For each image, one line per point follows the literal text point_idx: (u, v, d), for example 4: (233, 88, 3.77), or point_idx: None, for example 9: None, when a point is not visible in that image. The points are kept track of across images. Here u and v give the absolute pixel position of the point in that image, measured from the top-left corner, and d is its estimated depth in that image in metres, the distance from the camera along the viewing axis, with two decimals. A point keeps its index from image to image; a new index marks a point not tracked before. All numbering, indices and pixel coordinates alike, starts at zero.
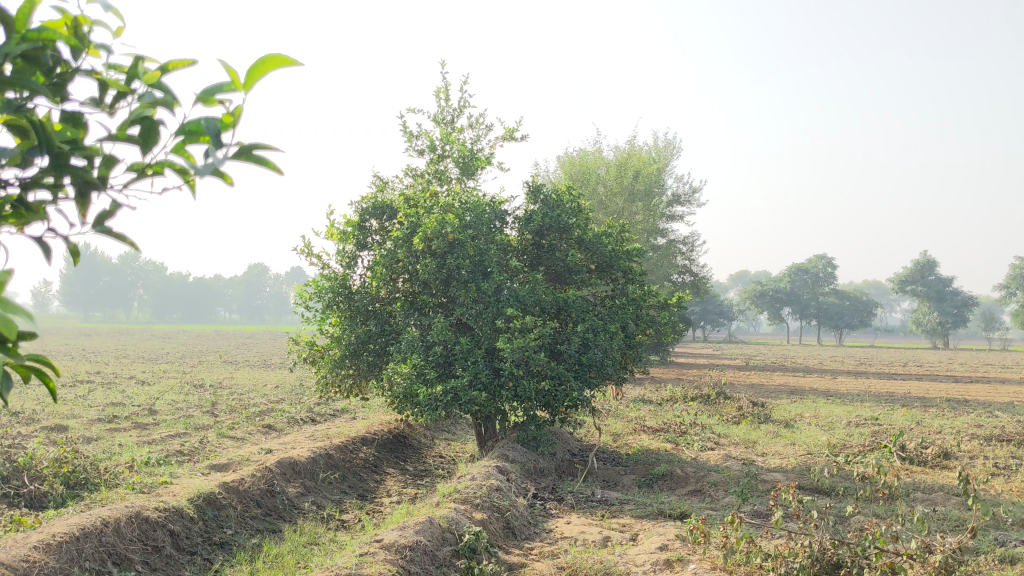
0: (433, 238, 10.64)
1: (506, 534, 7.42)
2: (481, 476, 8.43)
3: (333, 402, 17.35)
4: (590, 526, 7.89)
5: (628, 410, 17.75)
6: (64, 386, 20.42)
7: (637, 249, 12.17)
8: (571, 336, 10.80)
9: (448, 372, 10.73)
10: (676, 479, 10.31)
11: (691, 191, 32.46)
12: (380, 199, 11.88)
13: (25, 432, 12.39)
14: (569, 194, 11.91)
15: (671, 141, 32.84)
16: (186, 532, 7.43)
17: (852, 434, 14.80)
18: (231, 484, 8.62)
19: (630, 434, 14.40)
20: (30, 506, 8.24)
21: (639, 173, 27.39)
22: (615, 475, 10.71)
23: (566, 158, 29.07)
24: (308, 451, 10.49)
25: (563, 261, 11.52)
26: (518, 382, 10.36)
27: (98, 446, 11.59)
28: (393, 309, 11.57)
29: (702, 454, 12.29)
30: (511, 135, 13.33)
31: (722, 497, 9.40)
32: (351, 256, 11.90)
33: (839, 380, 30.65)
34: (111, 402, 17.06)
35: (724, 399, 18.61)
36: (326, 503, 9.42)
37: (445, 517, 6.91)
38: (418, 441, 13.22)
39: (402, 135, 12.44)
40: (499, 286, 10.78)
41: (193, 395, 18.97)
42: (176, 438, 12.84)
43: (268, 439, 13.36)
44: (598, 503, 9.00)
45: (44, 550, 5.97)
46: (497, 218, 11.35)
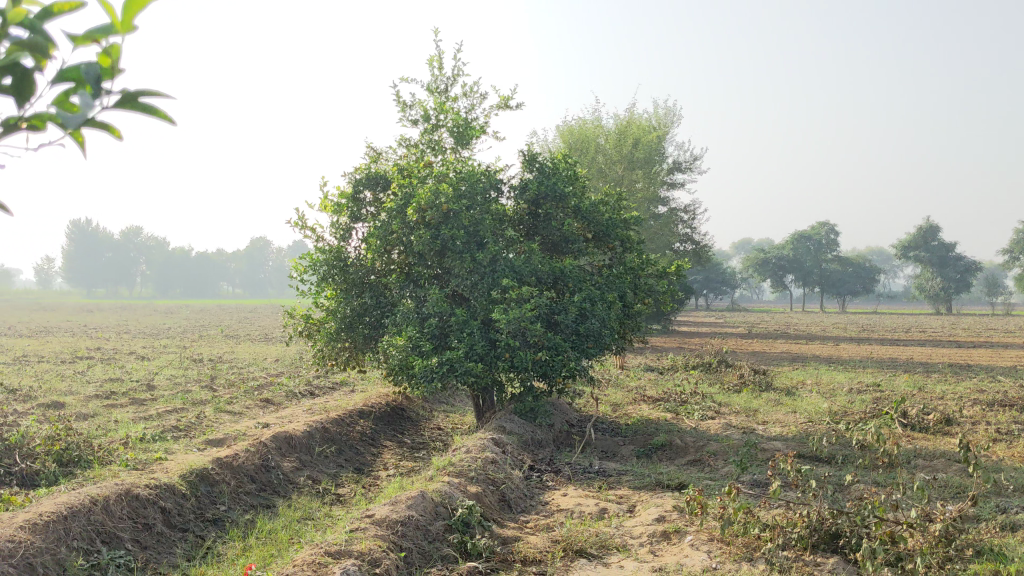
0: (427, 209, 10.54)
1: (502, 507, 7.34)
2: (477, 449, 8.33)
3: (333, 375, 17.28)
4: (587, 498, 7.80)
5: (629, 379, 17.70)
6: (64, 362, 20.41)
7: (635, 218, 12.02)
8: (568, 306, 10.66)
9: (444, 345, 10.64)
10: (675, 450, 10.22)
11: (692, 158, 32.25)
12: (373, 170, 11.69)
13: (21, 409, 12.32)
14: (565, 162, 11.73)
15: (671, 108, 32.58)
16: (178, 509, 7.35)
17: (853, 401, 14.72)
18: (225, 459, 8.54)
19: (630, 403, 14.33)
20: (22, 484, 8.17)
21: (639, 140, 27.20)
22: (614, 445, 10.62)
23: (565, 127, 28.84)
24: (303, 425, 10.40)
25: (559, 230, 11.31)
26: (514, 353, 10.19)
27: (94, 422, 11.52)
28: (389, 281, 11.43)
29: (702, 423, 12.21)
30: (506, 103, 13.13)
31: (721, 467, 9.32)
32: (345, 228, 11.74)
33: (840, 346, 30.61)
34: (110, 378, 17.02)
35: (725, 367, 18.54)
36: (321, 477, 9.34)
37: (439, 491, 6.81)
38: (416, 413, 13.14)
39: (395, 104, 12.21)
40: (494, 257, 10.63)
41: (192, 369, 18.92)
42: (174, 413, 12.77)
43: (266, 413, 13.29)
44: (595, 474, 8.91)
45: (29, 530, 5.89)
46: (492, 188, 11.18)
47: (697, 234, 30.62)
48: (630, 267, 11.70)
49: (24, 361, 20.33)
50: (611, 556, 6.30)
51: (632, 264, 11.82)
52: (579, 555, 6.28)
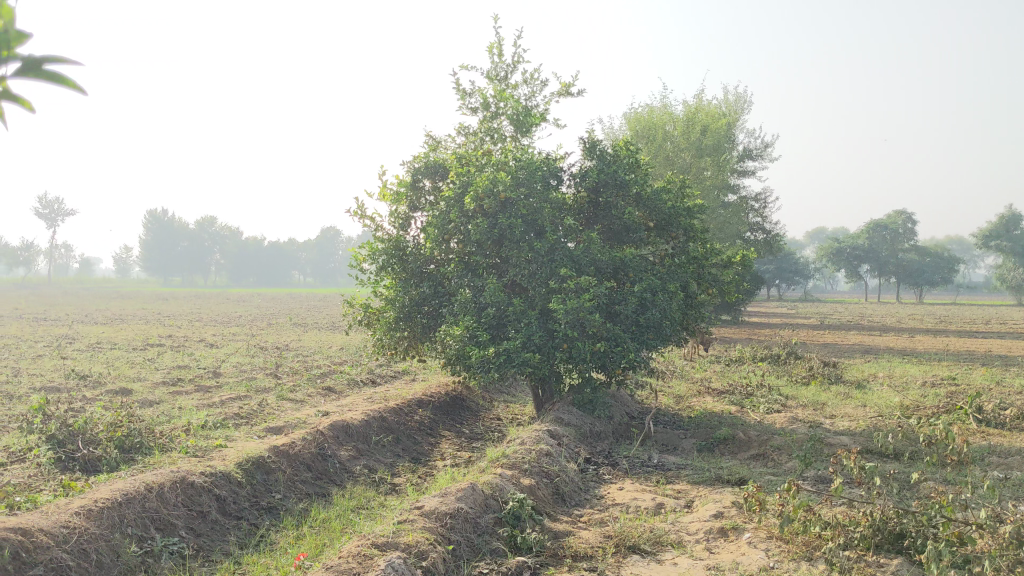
0: (484, 198, 10.47)
1: (555, 500, 7.22)
2: (532, 440, 8.21)
3: (395, 364, 17.35)
4: (643, 493, 7.63)
5: (694, 370, 17.42)
6: (136, 349, 20.87)
7: (698, 206, 11.76)
8: (628, 296, 10.47)
9: (501, 335, 10.56)
10: (738, 443, 9.97)
11: (762, 145, 31.65)
12: (432, 158, 11.63)
13: (90, 395, 12.59)
14: (627, 149, 11.52)
15: (740, 95, 32.00)
16: (233, 497, 7.38)
17: (927, 395, 14.24)
18: (282, 448, 8.58)
19: (694, 395, 14.08)
20: (85, 470, 8.31)
21: (707, 127, 26.77)
22: (675, 438, 10.42)
23: (633, 115, 28.54)
24: (361, 414, 10.41)
25: (620, 219, 11.12)
26: (572, 343, 10.05)
27: (158, 408, 11.71)
28: (447, 271, 11.37)
29: (767, 416, 11.92)
30: (567, 90, 12.97)
31: (785, 462, 9.06)
32: (404, 217, 11.73)
33: (915, 338, 29.78)
34: (179, 365, 17.33)
35: (794, 358, 18.13)
36: (378, 466, 9.32)
37: (490, 483, 6.72)
38: (476, 403, 13.09)
39: (454, 91, 12.12)
40: (553, 246, 10.49)
41: (259, 357, 19.19)
42: (237, 400, 12.93)
43: (327, 401, 13.37)
44: (653, 468, 8.74)
45: (84, 516, 5.97)
46: (552, 176, 11.04)
47: (767, 223, 30.05)
48: (693, 256, 11.45)
49: (98, 348, 20.84)
50: (665, 553, 6.13)
51: (695, 253, 11.58)
52: (632, 551, 6.12)
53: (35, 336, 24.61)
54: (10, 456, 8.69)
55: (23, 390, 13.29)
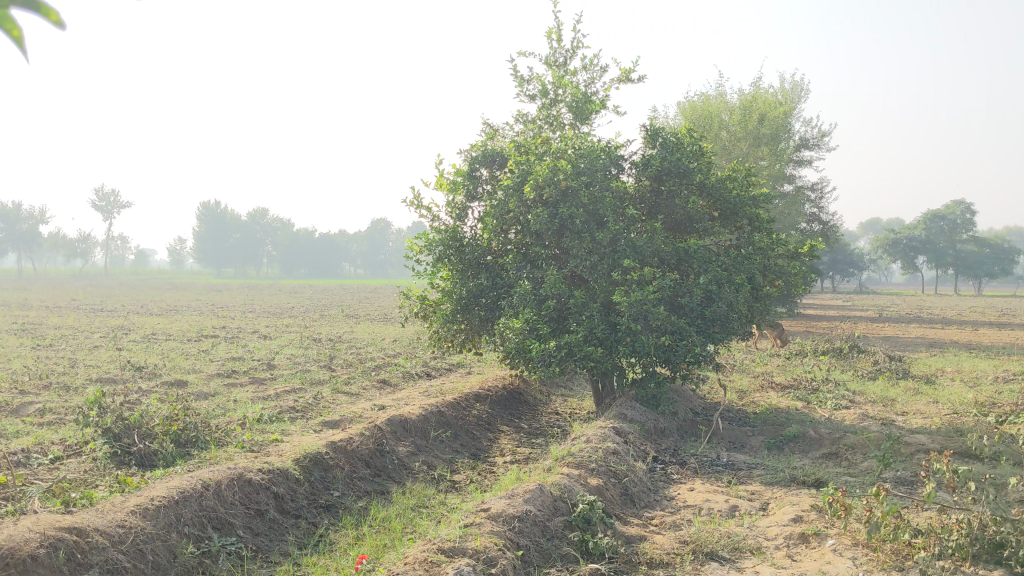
0: (545, 186, 10.17)
1: (624, 501, 6.90)
2: (596, 438, 7.89)
3: (449, 357, 17.14)
4: (715, 494, 7.26)
5: (754, 364, 16.96)
6: (190, 340, 20.96)
7: (765, 194, 11.33)
8: (693, 289, 10.08)
9: (562, 328, 10.26)
10: (809, 442, 9.53)
11: (820, 134, 30.87)
12: (490, 147, 11.36)
13: (146, 387, 12.55)
14: (690, 136, 11.12)
15: (797, 83, 31.27)
16: (291, 494, 7.18)
17: (1002, 391, 13.65)
18: (340, 443, 8.37)
19: (757, 390, 13.65)
20: (141, 464, 8.19)
21: (765, 116, 26.14)
22: (742, 436, 10.02)
23: (687, 104, 28.02)
24: (419, 408, 10.18)
25: (684, 208, 10.71)
26: (636, 337, 9.70)
27: (213, 401, 11.62)
28: (506, 262, 11.09)
29: (836, 413, 11.46)
30: (627, 76, 12.56)
31: (860, 462, 8.62)
32: (461, 207, 11.45)
33: (980, 331, 28.86)
34: (233, 357, 17.33)
35: (858, 352, 17.56)
36: (436, 462, 9.08)
37: (557, 484, 6.42)
38: (534, 397, 12.81)
39: (512, 78, 11.80)
40: (615, 236, 10.14)
41: (311, 349, 19.11)
42: (292, 393, 12.79)
43: (382, 394, 13.19)
44: (723, 467, 8.37)
45: (140, 515, 5.79)
46: (613, 164, 10.69)
47: (825, 214, 29.34)
48: (759, 247, 11.04)
49: (153, 339, 20.96)
50: (745, 560, 5.78)
51: (762, 244, 11.15)
52: (710, 558, 5.79)
53: (92, 326, 24.87)
54: (66, 449, 8.61)
55: (79, 382, 13.32)
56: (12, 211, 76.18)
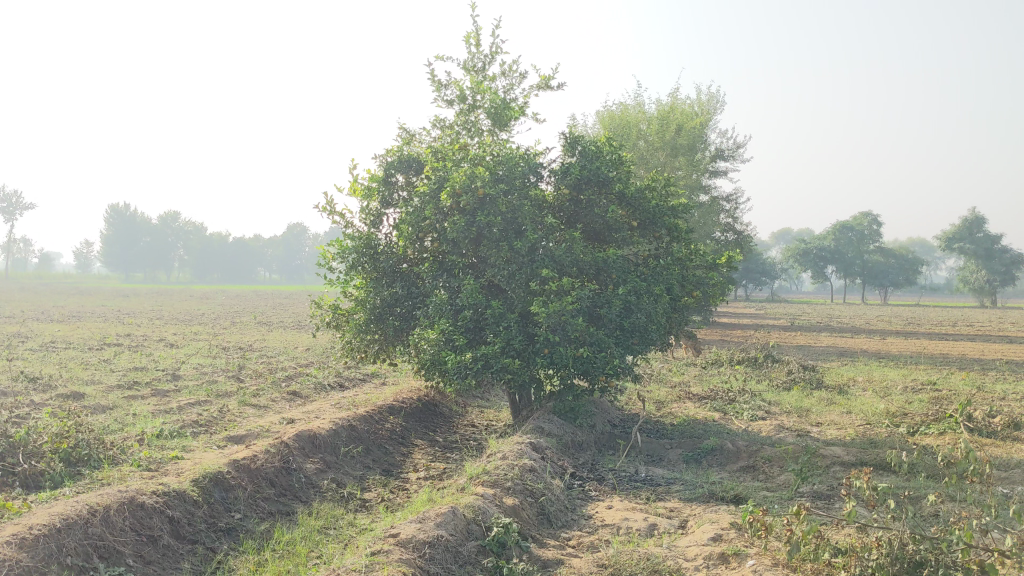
0: (462, 194, 9.91)
1: (541, 521, 6.65)
2: (513, 455, 7.62)
3: (362, 367, 16.70)
4: (634, 511, 7.04)
5: (671, 374, 16.92)
6: (92, 349, 20.07)
7: (683, 205, 11.23)
8: (612, 300, 9.90)
9: (479, 339, 10.01)
10: (727, 454, 9.40)
11: (734, 145, 31.29)
12: (406, 152, 11.04)
13: (39, 400, 11.84)
14: (609, 144, 10.97)
15: (713, 94, 31.67)
16: (188, 518, 6.74)
17: (911, 401, 13.81)
18: (243, 462, 7.94)
19: (674, 401, 13.56)
20: (26, 486, 7.63)
21: (682, 126, 26.32)
22: (660, 449, 9.87)
23: (606, 113, 28.06)
24: (329, 423, 9.79)
25: (602, 218, 10.55)
26: (554, 348, 9.48)
27: (111, 415, 11.01)
28: (422, 270, 10.78)
29: (753, 424, 11.40)
30: (546, 84, 12.37)
31: (777, 476, 8.51)
32: (376, 214, 11.11)
33: (886, 340, 29.49)
34: (136, 367, 16.58)
35: (772, 362, 17.68)
36: (346, 480, 8.71)
37: (471, 506, 6.13)
38: (449, 410, 12.50)
39: (429, 82, 11.50)
40: (534, 246, 9.91)
41: (220, 359, 18.44)
42: (196, 406, 12.22)
43: (292, 406, 12.71)
44: (642, 483, 8.17)
45: (17, 546, 5.32)
46: (531, 172, 10.48)
47: (739, 224, 29.72)
48: (678, 257, 10.93)
49: (51, 348, 19.97)
50: None
51: (680, 254, 11.04)
52: None
53: None
54: None
55: None
56: None
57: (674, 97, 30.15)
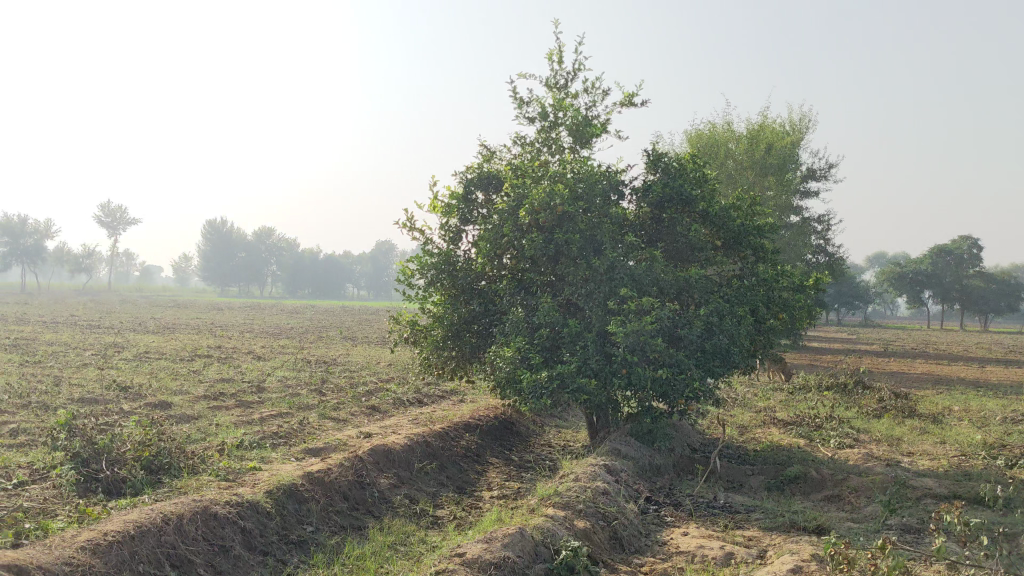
0: (541, 211, 9.84)
1: (612, 546, 6.48)
2: (586, 476, 7.46)
3: (443, 384, 16.72)
4: (710, 539, 6.80)
5: (756, 399, 16.49)
6: (183, 359, 20.59)
7: (770, 224, 10.94)
8: (693, 320, 9.66)
9: (555, 358, 9.91)
10: (811, 482, 9.04)
11: (827, 165, 30.58)
12: (487, 169, 11.05)
13: (127, 408, 12.15)
14: (693, 162, 10.77)
15: (805, 114, 31.05)
16: (260, 529, 6.78)
17: (1011, 433, 13.15)
18: (316, 475, 7.97)
19: (758, 426, 13.20)
20: (108, 492, 7.80)
21: (772, 145, 25.82)
22: (742, 475, 9.57)
23: (694, 132, 27.73)
24: (404, 438, 9.79)
25: (684, 236, 10.34)
26: (632, 369, 9.30)
27: (195, 425, 11.22)
28: (500, 288, 10.73)
29: (839, 452, 10.99)
30: (630, 101, 12.24)
31: (864, 506, 8.15)
32: (456, 231, 11.13)
33: (986, 369, 28.29)
34: (223, 378, 16.92)
35: (863, 388, 17.08)
36: (419, 496, 8.66)
37: (540, 527, 6.00)
38: (526, 429, 12.41)
39: (512, 99, 11.48)
40: (613, 264, 9.76)
41: (304, 372, 18.70)
42: (278, 418, 12.37)
43: (371, 421, 12.78)
44: (721, 509, 7.91)
45: (90, 552, 5.41)
46: (612, 190, 10.37)
47: (830, 246, 28.99)
48: (763, 277, 10.64)
49: (144, 358, 20.57)
50: None
51: (766, 274, 10.75)
52: None
53: (85, 343, 24.50)
54: (33, 473, 8.23)
55: (60, 401, 12.93)
56: (19, 224, 75.58)
57: (764, 116, 29.64)
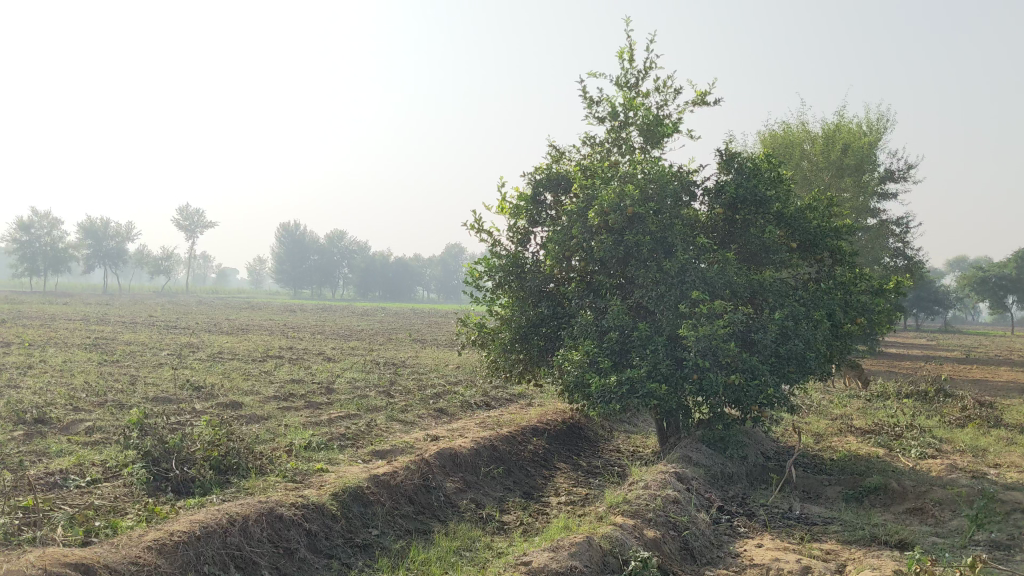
0: (610, 212, 9.67)
1: (683, 557, 6.27)
2: (656, 484, 7.26)
3: (510, 387, 16.62)
4: (786, 552, 6.53)
5: (833, 406, 16.02)
6: (255, 360, 20.87)
7: (848, 226, 10.59)
8: (767, 325, 9.38)
9: (625, 362, 9.72)
10: (891, 494, 8.68)
11: (906, 166, 29.73)
12: (555, 170, 10.93)
13: (199, 408, 12.30)
14: (768, 162, 10.47)
15: (883, 113, 30.25)
16: (325, 532, 6.73)
17: None
18: (382, 478, 7.91)
19: (835, 435, 12.80)
20: (177, 491, 7.84)
21: (849, 146, 25.18)
22: (818, 485, 9.25)
23: (767, 133, 27.21)
24: (471, 442, 9.70)
25: (758, 238, 10.05)
26: (703, 374, 9.06)
27: (264, 425, 11.29)
28: (568, 291, 10.58)
29: (921, 462, 10.57)
30: (702, 100, 11.98)
31: (948, 520, 7.79)
32: (524, 233, 11.02)
33: None
34: (293, 379, 17.07)
35: (945, 397, 16.48)
36: (485, 501, 8.55)
37: (608, 536, 5.83)
38: (595, 434, 12.22)
39: (581, 99, 11.32)
40: (684, 266, 9.53)
41: (373, 374, 18.78)
42: (346, 419, 12.40)
43: (438, 423, 12.73)
44: (796, 521, 7.64)
45: (156, 551, 5.41)
46: (684, 191, 10.15)
47: (909, 250, 28.18)
48: (841, 281, 10.30)
49: (217, 358, 20.90)
50: None
51: (844, 278, 10.40)
52: None
53: (162, 343, 25.02)
54: (105, 471, 8.33)
55: (135, 400, 13.17)
56: (103, 224, 78.18)
57: (841, 116, 28.96)
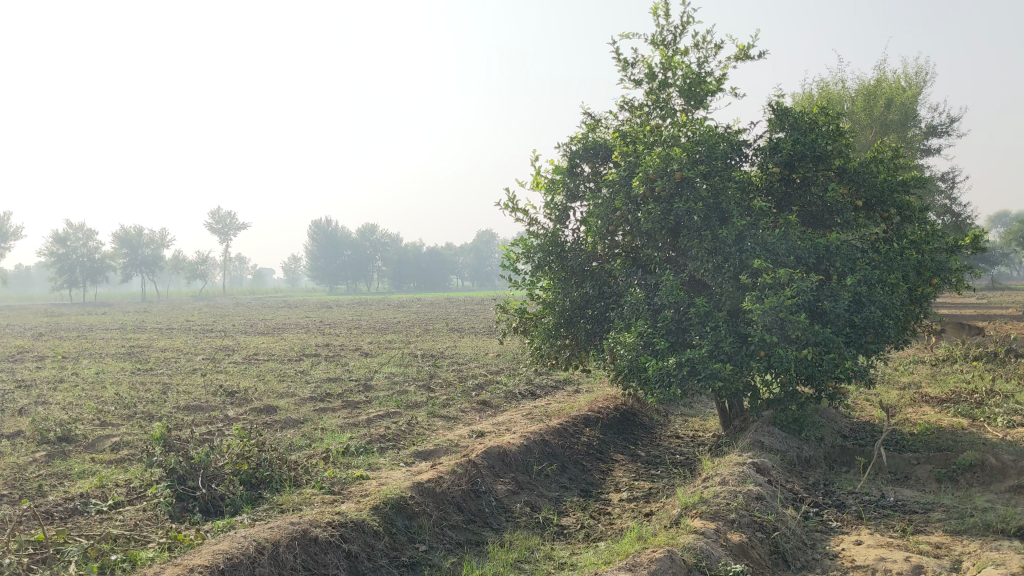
0: (656, 179, 8.82)
1: (775, 563, 5.53)
2: (735, 479, 6.48)
3: (555, 373, 15.88)
4: (891, 549, 5.72)
5: (899, 374, 15.11)
6: (290, 360, 20.29)
7: (918, 177, 9.67)
8: (839, 292, 8.50)
9: (683, 342, 8.91)
10: (989, 471, 7.79)
11: (949, 119, 28.48)
12: (592, 139, 10.13)
13: (233, 415, 11.68)
14: (823, 113, 9.56)
15: (921, 66, 29.00)
16: (367, 552, 6.03)
17: None
18: (427, 485, 7.18)
19: (909, 406, 11.90)
20: (206, 511, 7.17)
21: (892, 100, 24.13)
22: (906, 467, 8.41)
23: (804, 94, 26.15)
24: (520, 437, 8.97)
25: (821, 198, 9.17)
26: (771, 351, 8.21)
27: (299, 430, 10.62)
28: (614, 268, 9.75)
29: (1012, 432, 9.64)
30: (745, 54, 11.09)
31: None
32: (562, 209, 10.24)
33: None
34: (330, 378, 16.40)
35: (1016, 357, 15.49)
36: (541, 503, 7.82)
37: (692, 548, 5.11)
38: (650, 420, 11.46)
39: (615, 61, 10.45)
40: (741, 234, 8.67)
41: (412, 367, 18.14)
42: (386, 418, 11.72)
43: (483, 417, 12.02)
44: (894, 510, 6.82)
45: None
46: (733, 152, 9.29)
47: (958, 207, 27.08)
48: (912, 240, 9.38)
49: (252, 360, 20.36)
50: None
51: (914, 237, 9.50)
52: None
53: (197, 348, 24.46)
54: (129, 492, 7.68)
55: (165, 409, 12.59)
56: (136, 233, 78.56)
57: (879, 71, 27.78)
